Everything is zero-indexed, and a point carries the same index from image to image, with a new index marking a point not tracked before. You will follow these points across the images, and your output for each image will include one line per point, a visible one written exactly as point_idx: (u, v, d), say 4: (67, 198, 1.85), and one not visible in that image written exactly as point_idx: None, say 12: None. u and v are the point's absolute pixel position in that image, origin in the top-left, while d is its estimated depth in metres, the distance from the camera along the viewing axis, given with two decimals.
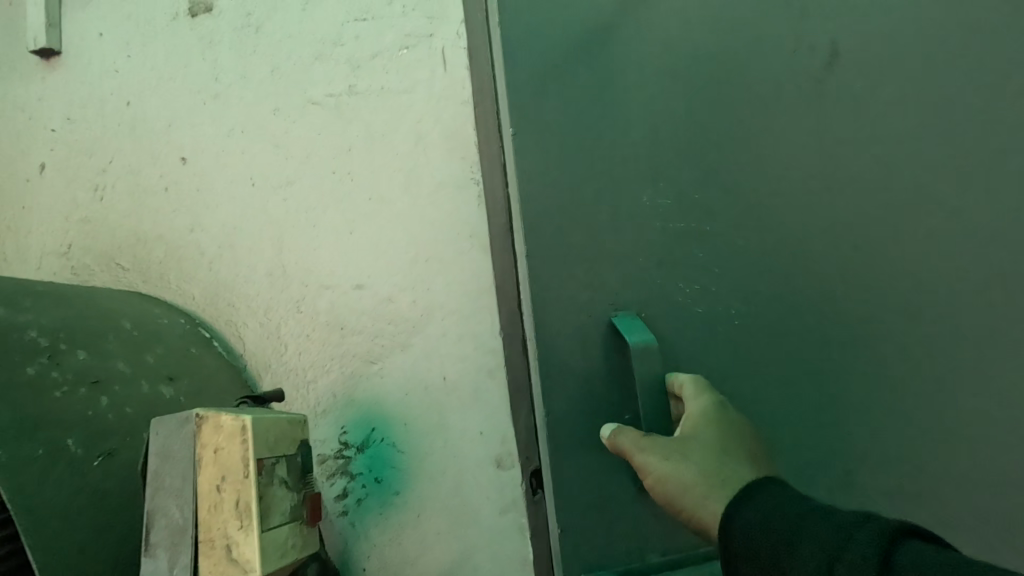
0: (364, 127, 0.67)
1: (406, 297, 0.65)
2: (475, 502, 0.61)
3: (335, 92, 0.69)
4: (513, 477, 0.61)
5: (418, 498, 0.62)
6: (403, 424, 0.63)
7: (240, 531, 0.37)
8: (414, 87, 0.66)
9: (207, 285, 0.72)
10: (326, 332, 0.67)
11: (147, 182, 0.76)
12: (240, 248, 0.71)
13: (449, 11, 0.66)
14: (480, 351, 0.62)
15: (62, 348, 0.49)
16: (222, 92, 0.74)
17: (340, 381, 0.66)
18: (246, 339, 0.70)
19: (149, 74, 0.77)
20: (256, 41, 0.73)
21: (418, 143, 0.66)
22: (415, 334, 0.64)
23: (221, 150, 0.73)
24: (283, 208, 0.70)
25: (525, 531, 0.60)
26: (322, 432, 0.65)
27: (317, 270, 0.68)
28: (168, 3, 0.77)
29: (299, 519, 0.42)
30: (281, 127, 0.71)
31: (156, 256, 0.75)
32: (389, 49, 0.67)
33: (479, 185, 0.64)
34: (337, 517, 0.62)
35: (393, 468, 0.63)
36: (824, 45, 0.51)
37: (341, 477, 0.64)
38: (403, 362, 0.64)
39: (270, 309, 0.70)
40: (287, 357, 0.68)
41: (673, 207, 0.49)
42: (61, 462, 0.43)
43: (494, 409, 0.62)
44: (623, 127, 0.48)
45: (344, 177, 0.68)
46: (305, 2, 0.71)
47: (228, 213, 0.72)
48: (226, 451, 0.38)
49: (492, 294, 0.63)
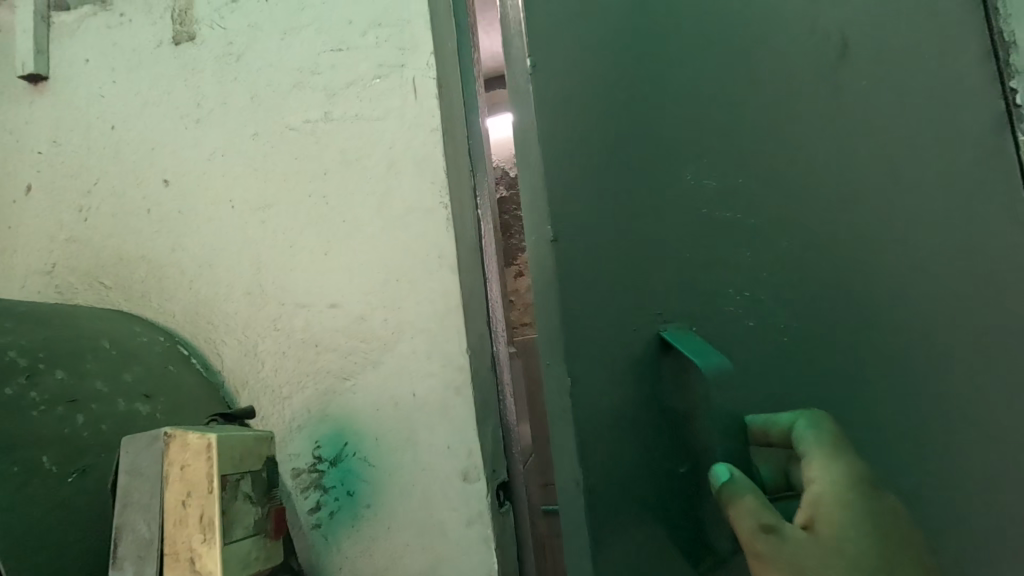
0: (339, 153, 0.70)
1: (378, 316, 0.67)
2: (442, 515, 0.63)
3: (311, 118, 0.72)
4: (479, 491, 0.62)
5: (387, 511, 0.64)
6: (372, 440, 0.65)
7: (203, 544, 0.39)
8: (386, 115, 0.69)
9: (187, 303, 0.75)
10: (301, 349, 0.69)
11: (130, 203, 0.79)
12: (219, 267, 0.74)
13: (419, 42, 0.69)
14: (448, 368, 0.64)
15: (41, 368, 0.51)
16: (204, 118, 0.76)
17: (314, 397, 0.68)
18: (224, 356, 0.72)
19: (134, 100, 0.80)
20: (237, 69, 0.76)
21: (390, 169, 0.68)
22: (386, 352, 0.66)
23: (202, 172, 0.76)
24: (261, 230, 0.73)
25: (490, 544, 0.61)
26: (297, 446, 0.67)
27: (294, 289, 0.71)
28: (151, 31, 0.80)
29: (263, 532, 0.44)
30: (260, 152, 0.74)
31: (138, 276, 0.77)
32: (363, 78, 0.70)
33: (446, 208, 0.66)
34: (310, 528, 0.65)
35: (364, 481, 0.65)
36: (836, 36, 0.55)
37: (314, 491, 0.66)
38: (375, 379, 0.66)
39: (248, 327, 0.72)
40: (264, 373, 0.70)
41: (719, 189, 0.54)
42: (36, 478, 0.46)
43: (460, 425, 0.63)
44: (671, 110, 0.55)
45: (319, 201, 0.71)
46: (283, 33, 0.74)
47: (208, 233, 0.75)
48: (192, 468, 0.40)
49: (460, 313, 0.65)
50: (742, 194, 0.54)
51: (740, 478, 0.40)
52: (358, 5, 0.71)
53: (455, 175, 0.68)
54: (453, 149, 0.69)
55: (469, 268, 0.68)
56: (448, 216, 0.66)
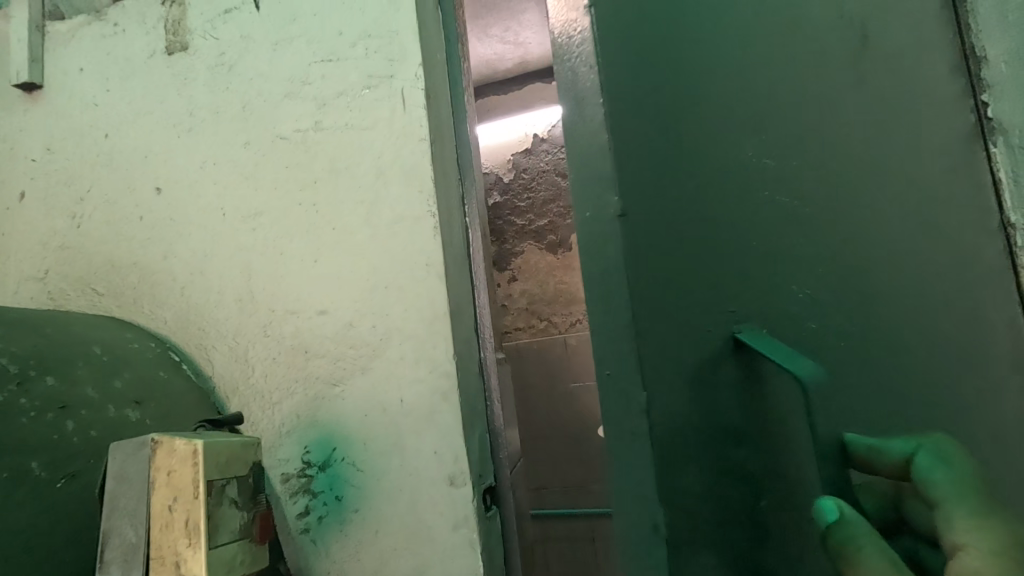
0: (329, 161, 0.71)
1: (367, 323, 0.68)
2: (429, 520, 0.63)
3: (302, 128, 0.73)
4: (465, 495, 0.63)
5: (374, 515, 0.65)
6: (361, 444, 0.66)
7: (188, 548, 0.40)
8: (375, 125, 0.70)
9: (179, 309, 0.75)
10: (291, 355, 0.70)
11: (122, 210, 0.79)
12: (210, 274, 0.75)
13: (408, 53, 0.70)
14: (435, 373, 0.65)
15: (32, 374, 0.52)
16: (196, 127, 0.77)
17: (303, 402, 0.69)
18: (214, 363, 0.73)
19: (127, 109, 0.81)
20: (229, 78, 0.77)
21: (378, 178, 0.69)
22: (375, 357, 0.67)
23: (194, 180, 0.77)
24: (252, 237, 0.74)
25: (476, 547, 0.62)
26: (286, 451, 0.68)
27: (284, 296, 0.72)
28: (145, 41, 0.81)
29: (248, 537, 0.45)
30: (251, 160, 0.75)
31: (130, 282, 0.78)
32: (353, 88, 0.72)
33: (434, 216, 0.67)
34: (299, 533, 0.66)
35: (352, 486, 0.66)
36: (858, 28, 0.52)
37: (303, 495, 0.67)
38: (364, 385, 0.67)
39: (239, 333, 0.73)
40: (254, 379, 0.71)
41: (773, 172, 0.49)
42: (25, 484, 0.47)
43: (446, 430, 0.64)
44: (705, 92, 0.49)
45: (309, 209, 0.72)
46: (274, 43, 0.75)
47: (199, 241, 0.76)
48: (178, 473, 0.41)
49: (446, 319, 0.65)
50: (794, 179, 0.49)
51: (852, 517, 0.33)
52: (348, 16, 0.73)
53: (443, 184, 0.69)
54: (441, 158, 0.70)
55: (455, 276, 0.69)
56: (435, 225, 0.67)
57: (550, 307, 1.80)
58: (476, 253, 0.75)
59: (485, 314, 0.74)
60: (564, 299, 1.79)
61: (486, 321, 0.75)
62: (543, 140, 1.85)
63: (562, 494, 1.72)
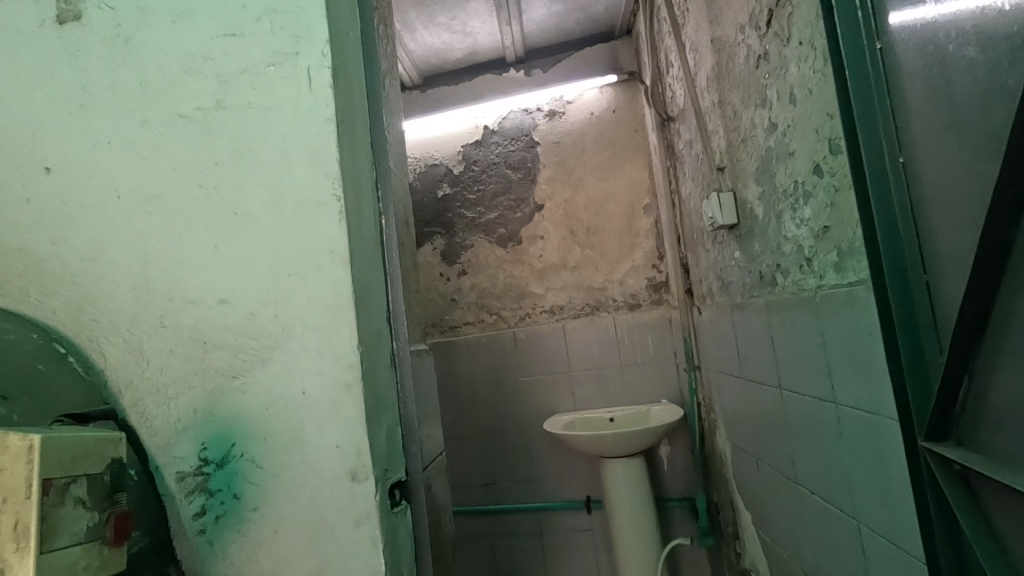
0: (231, 143, 0.68)
1: (269, 312, 0.65)
2: (330, 517, 0.61)
3: (203, 106, 0.69)
4: (367, 491, 0.60)
5: (274, 514, 0.62)
6: (260, 440, 0.63)
7: (15, 553, 0.37)
8: (280, 104, 0.67)
9: (70, 299, 0.70)
10: (189, 347, 0.67)
11: (9, 192, 0.73)
12: (105, 261, 0.70)
13: (314, 30, 0.66)
14: (338, 364, 0.62)
15: None
16: (90, 103, 0.72)
17: (202, 396, 0.65)
18: (107, 355, 0.68)
19: (15, 82, 0.75)
20: (125, 52, 0.72)
21: (283, 161, 0.66)
22: (277, 348, 0.64)
23: (86, 160, 0.72)
24: (149, 221, 0.69)
25: (377, 545, 0.60)
26: (181, 448, 0.65)
27: (182, 285, 0.68)
28: (34, 9, 0.75)
29: (99, 540, 0.42)
30: (149, 140, 0.70)
31: (16, 269, 0.72)
32: (256, 66, 0.68)
33: (340, 201, 0.64)
34: (194, 534, 0.63)
35: (250, 483, 0.63)
36: None
37: (199, 495, 0.64)
38: (265, 378, 0.64)
39: (134, 323, 0.69)
40: (149, 372, 0.67)
41: None
42: None
43: (349, 423, 0.61)
44: None
45: (210, 192, 0.68)
46: (174, 16, 0.71)
47: (92, 226, 0.71)
48: (8, 472, 0.37)
49: (351, 308, 0.63)
50: None
51: None
52: None
53: (352, 168, 0.67)
54: (350, 141, 0.67)
55: (363, 263, 0.66)
56: (341, 209, 0.64)
57: (499, 302, 1.78)
58: (390, 240, 0.73)
59: (397, 304, 0.72)
60: (514, 293, 1.78)
61: (399, 310, 0.72)
62: (494, 132, 1.83)
63: (509, 490, 1.72)
